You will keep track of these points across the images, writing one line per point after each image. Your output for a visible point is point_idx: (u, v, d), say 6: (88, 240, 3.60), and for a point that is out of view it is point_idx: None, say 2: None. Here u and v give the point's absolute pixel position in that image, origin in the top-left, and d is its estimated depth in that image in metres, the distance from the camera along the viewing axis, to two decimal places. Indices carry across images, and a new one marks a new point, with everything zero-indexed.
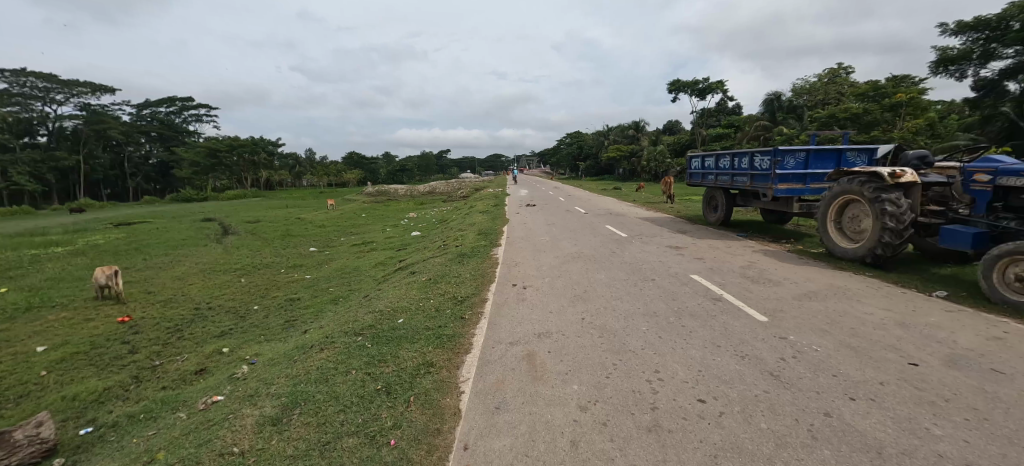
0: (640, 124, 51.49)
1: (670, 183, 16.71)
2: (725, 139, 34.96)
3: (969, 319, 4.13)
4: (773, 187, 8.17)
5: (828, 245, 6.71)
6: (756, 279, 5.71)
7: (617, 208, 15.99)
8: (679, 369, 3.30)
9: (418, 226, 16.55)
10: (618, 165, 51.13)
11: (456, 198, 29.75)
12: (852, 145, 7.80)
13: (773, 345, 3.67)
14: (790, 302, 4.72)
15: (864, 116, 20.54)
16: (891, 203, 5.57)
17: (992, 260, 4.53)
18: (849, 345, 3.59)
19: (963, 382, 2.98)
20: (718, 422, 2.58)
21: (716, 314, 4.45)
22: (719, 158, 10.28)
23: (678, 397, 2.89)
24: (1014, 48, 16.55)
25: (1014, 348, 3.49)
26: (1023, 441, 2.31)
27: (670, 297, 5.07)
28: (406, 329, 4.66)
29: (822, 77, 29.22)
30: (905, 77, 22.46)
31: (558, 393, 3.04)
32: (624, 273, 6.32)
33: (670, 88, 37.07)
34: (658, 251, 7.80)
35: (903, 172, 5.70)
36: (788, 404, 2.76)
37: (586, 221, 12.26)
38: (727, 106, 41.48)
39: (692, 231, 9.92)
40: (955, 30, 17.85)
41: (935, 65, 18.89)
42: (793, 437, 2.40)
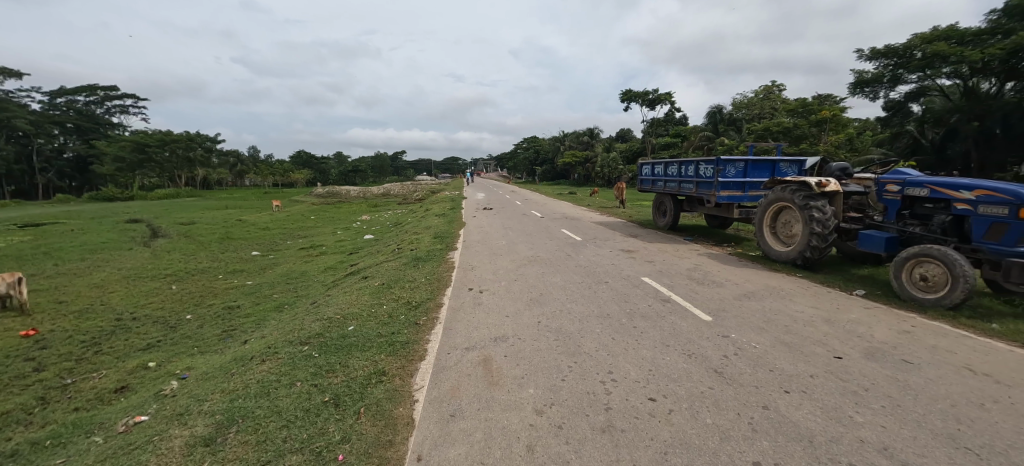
0: (594, 131, 53.11)
1: (623, 189, 17.33)
2: (673, 148, 36.82)
3: (883, 314, 4.59)
4: (716, 193, 8.66)
5: (764, 248, 7.21)
6: (701, 280, 6.02)
7: (572, 212, 16.35)
8: (631, 369, 3.39)
9: (371, 230, 16.00)
10: (573, 170, 52.45)
11: (411, 201, 29.13)
12: (784, 157, 8.49)
13: (716, 343, 3.87)
14: (731, 302, 5.02)
15: (794, 130, 22.39)
16: (818, 210, 6.11)
17: (900, 262, 5.07)
18: (783, 342, 3.86)
19: (879, 372, 3.29)
20: (667, 419, 2.67)
21: (665, 315, 4.64)
22: (667, 166, 10.78)
23: (630, 397, 2.96)
24: (916, 75, 18.79)
25: (919, 340, 3.91)
26: (929, 425, 2.58)
27: (623, 300, 5.22)
28: (357, 336, 4.46)
29: (758, 93, 31.60)
30: (828, 96, 24.82)
31: (513, 398, 3.01)
32: (579, 276, 6.45)
33: (622, 97, 38.57)
34: (612, 254, 8.04)
35: (828, 182, 6.27)
36: (730, 399, 2.91)
37: (542, 225, 12.42)
38: (674, 117, 43.86)
39: (643, 235, 10.31)
40: (870, 56, 19.95)
41: (854, 87, 21.07)
42: (735, 431, 2.53)
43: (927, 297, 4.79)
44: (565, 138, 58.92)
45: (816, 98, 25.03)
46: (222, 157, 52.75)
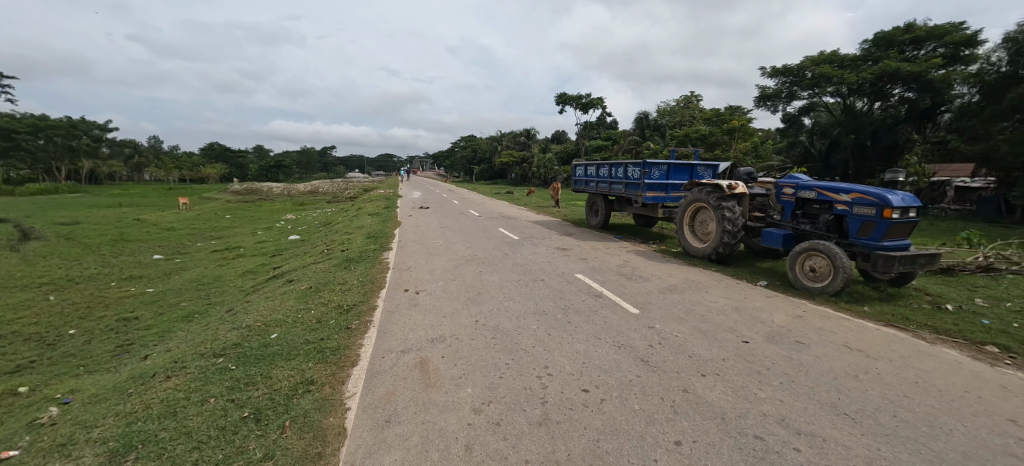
0: (530, 132, 54.26)
1: (558, 189, 17.91)
2: (604, 151, 38.68)
3: (781, 302, 5.21)
4: (642, 194, 9.25)
5: (684, 246, 7.84)
6: (630, 276, 6.40)
7: (509, 211, 16.59)
8: (566, 363, 3.52)
9: (297, 230, 14.92)
10: (510, 170, 53.15)
11: (341, 199, 27.67)
12: (701, 161, 9.29)
13: (643, 334, 4.14)
14: (655, 295, 5.40)
15: (710, 137, 24.30)
16: (729, 211, 6.79)
17: (793, 256, 5.79)
18: (700, 330, 4.24)
19: (778, 352, 3.73)
20: (599, 408, 2.80)
21: (597, 309, 4.87)
22: (599, 167, 11.30)
23: (565, 390, 3.07)
24: (807, 92, 21.61)
25: (809, 323, 4.50)
26: (816, 396, 2.97)
27: (557, 296, 5.39)
28: (281, 345, 4.14)
29: (680, 102, 33.71)
30: (737, 107, 27.60)
31: (451, 398, 2.98)
32: (516, 274, 6.55)
33: (557, 100, 39.82)
34: (547, 252, 8.27)
35: (737, 185, 6.97)
36: (655, 384, 3.13)
37: (479, 224, 12.43)
38: (605, 121, 46.23)
39: (577, 234, 10.73)
40: (771, 73, 22.54)
41: (759, 100, 23.65)
42: (659, 414, 2.72)
43: (813, 286, 5.54)
44: (502, 138, 59.44)
45: (727, 109, 27.72)
46: (114, 147, 46.17)
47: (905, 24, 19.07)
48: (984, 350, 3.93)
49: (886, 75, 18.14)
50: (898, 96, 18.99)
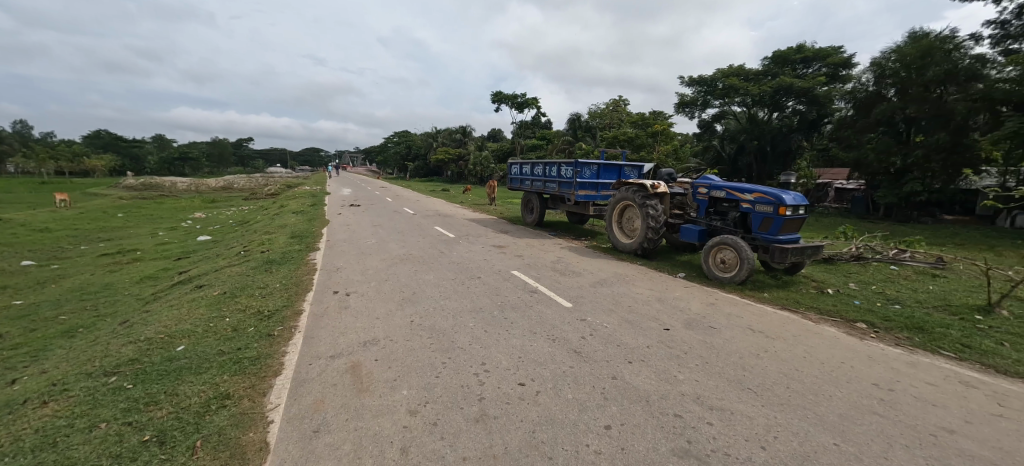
0: (466, 130, 53.97)
1: (494, 187, 18.05)
2: (539, 150, 39.63)
3: (697, 291, 5.73)
4: (575, 193, 9.64)
5: (613, 242, 8.31)
6: (564, 271, 6.64)
7: (445, 209, 16.40)
8: (502, 358, 3.57)
9: (207, 230, 13.46)
10: (446, 168, 52.48)
11: (261, 196, 25.50)
12: (628, 162, 9.88)
13: (576, 326, 4.33)
14: (587, 289, 5.67)
15: (635, 140, 26.04)
16: (652, 208, 7.32)
17: (707, 249, 6.39)
18: (627, 320, 4.54)
19: (695, 337, 4.11)
20: (534, 400, 2.89)
21: (532, 304, 5.01)
22: (533, 166, 11.56)
23: (501, 384, 3.12)
24: (719, 101, 23.90)
25: (719, 309, 5.01)
26: (726, 374, 3.32)
27: (494, 293, 5.45)
28: (191, 358, 3.73)
29: (608, 105, 35.59)
30: (659, 112, 29.75)
31: (385, 402, 2.90)
32: (452, 272, 6.51)
33: (493, 98, 40.04)
34: (484, 250, 8.32)
35: (659, 184, 7.53)
36: (586, 374, 3.29)
37: (415, 222, 12.15)
38: (540, 121, 47.43)
39: (513, 231, 10.90)
40: (688, 83, 24.55)
41: (678, 106, 25.67)
42: (591, 401, 2.87)
43: (722, 276, 6.17)
44: (438, 134, 58.46)
45: (651, 113, 29.75)
46: None
47: (796, 45, 21.83)
48: (855, 326, 4.65)
49: (782, 89, 20.85)
50: (791, 108, 21.74)
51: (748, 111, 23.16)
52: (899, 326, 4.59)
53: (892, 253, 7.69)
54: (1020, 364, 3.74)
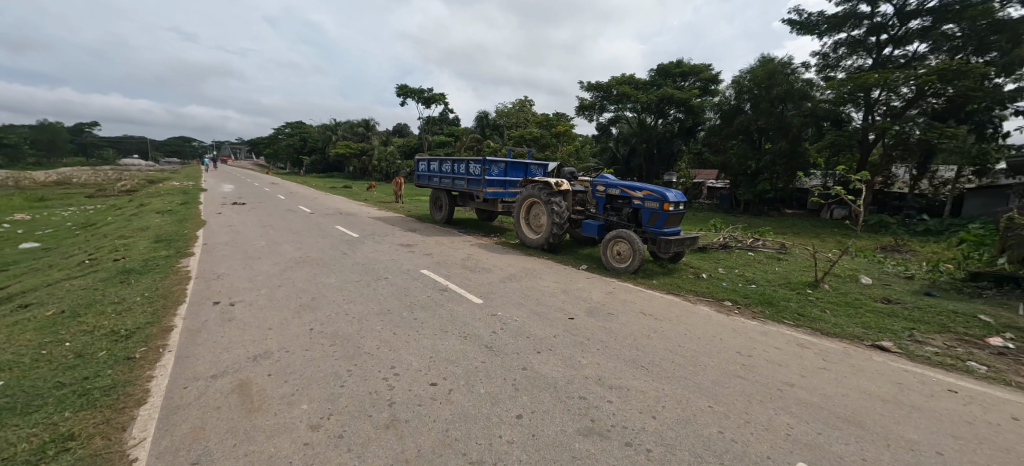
0: (370, 123, 51.11)
1: (401, 183, 17.43)
2: (447, 146, 39.21)
3: (597, 282, 6.22)
4: (484, 190, 9.76)
5: (521, 237, 8.61)
6: (474, 268, 6.70)
7: (347, 206, 15.39)
8: (413, 359, 3.49)
9: (31, 235, 10.76)
10: (348, 163, 49.18)
11: (110, 192, 21.20)
12: (533, 161, 10.31)
13: (487, 322, 4.40)
14: (497, 284, 5.80)
15: (540, 139, 27.19)
16: (556, 205, 7.75)
17: (605, 242, 6.97)
18: (535, 312, 4.75)
19: (595, 324, 4.46)
20: (447, 399, 2.88)
21: (443, 303, 4.96)
22: (441, 163, 11.41)
23: (412, 387, 3.05)
24: (613, 106, 26.12)
25: (616, 297, 5.50)
26: (622, 355, 3.66)
27: (403, 293, 5.29)
28: (12, 395, 2.96)
29: (515, 105, 36.63)
30: (562, 114, 31.47)
31: (283, 420, 2.64)
32: (357, 274, 6.15)
33: (398, 92, 38.48)
34: (391, 249, 8.00)
35: (562, 182, 7.99)
36: (498, 367, 3.37)
37: (312, 222, 11.20)
38: (448, 118, 46.97)
39: (422, 229, 10.67)
40: (587, 88, 26.41)
41: (579, 110, 27.49)
42: (503, 394, 2.95)
43: (617, 267, 6.79)
44: (337, 127, 54.42)
45: (554, 115, 31.34)
46: None
47: (676, 60, 24.81)
48: (723, 304, 5.48)
49: (665, 98, 23.55)
50: (673, 116, 24.64)
51: (638, 117, 25.69)
52: (754, 301, 5.53)
53: (748, 242, 9.22)
54: (835, 326, 4.78)
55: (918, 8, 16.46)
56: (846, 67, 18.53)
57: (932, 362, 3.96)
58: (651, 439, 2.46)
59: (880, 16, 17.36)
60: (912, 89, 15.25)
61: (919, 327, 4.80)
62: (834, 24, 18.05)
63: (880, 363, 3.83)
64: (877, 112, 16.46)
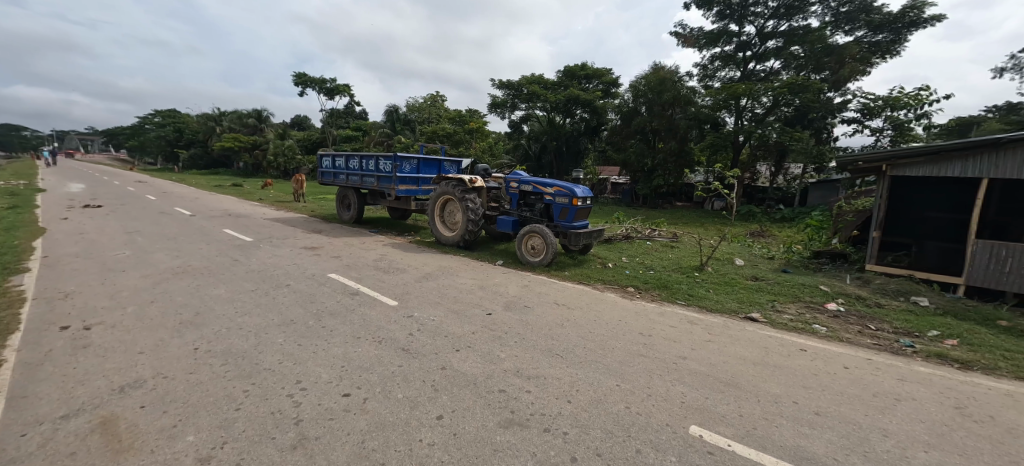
0: (262, 114, 45.94)
1: (302, 181, 16.00)
2: (355, 141, 36.89)
3: (514, 276, 6.36)
4: (395, 188, 9.37)
5: (437, 235, 8.46)
6: (387, 269, 6.41)
7: (236, 207, 13.65)
8: (322, 371, 3.23)
9: None
10: (236, 158, 43.65)
11: None
12: (447, 158, 10.17)
13: (403, 324, 4.24)
14: (413, 285, 5.62)
15: (454, 136, 26.92)
16: (471, 202, 7.74)
17: (520, 237, 7.16)
18: (453, 310, 4.71)
19: (512, 318, 4.56)
20: (362, 409, 2.71)
21: (354, 308, 4.66)
22: (348, 159, 10.70)
23: (323, 400, 2.81)
24: (524, 105, 26.91)
25: (532, 290, 5.68)
26: (539, 346, 3.80)
27: (308, 301, 4.86)
28: None
29: (426, 99, 35.78)
30: (475, 111, 31.53)
31: (161, 457, 2.25)
32: (252, 283, 5.50)
33: (295, 80, 35.11)
34: (293, 253, 7.30)
35: (475, 179, 8.00)
36: (416, 370, 3.28)
37: (193, 225, 9.73)
38: (354, 111, 44.18)
39: (329, 230, 9.91)
40: (499, 85, 26.84)
41: (491, 107, 27.86)
42: (422, 396, 2.88)
43: (532, 260, 7.00)
44: (222, 117, 48.00)
45: (468, 111, 31.28)
46: None
47: (580, 63, 26.35)
48: (627, 290, 5.99)
49: (571, 98, 24.89)
50: (579, 115, 26.13)
51: (548, 116, 26.78)
52: (653, 286, 6.13)
53: (647, 232, 10.18)
54: (716, 302, 5.51)
55: (772, 31, 19.59)
56: (721, 77, 21.36)
57: (787, 327, 4.78)
58: (567, 422, 2.59)
59: (745, 35, 20.31)
60: (770, 100, 18.53)
61: (777, 299, 5.76)
62: (711, 39, 20.66)
63: (751, 332, 4.51)
64: (745, 117, 19.40)
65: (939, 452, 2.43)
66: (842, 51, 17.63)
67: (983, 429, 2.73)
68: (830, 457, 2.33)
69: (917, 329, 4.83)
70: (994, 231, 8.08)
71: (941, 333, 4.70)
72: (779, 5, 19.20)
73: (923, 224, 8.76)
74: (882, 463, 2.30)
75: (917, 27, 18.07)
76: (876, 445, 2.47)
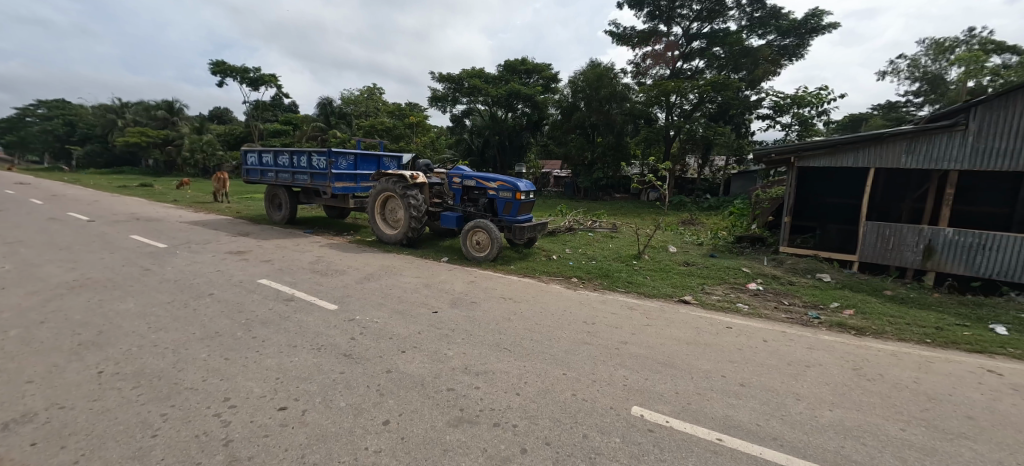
0: (174, 106, 41.36)
1: (224, 180, 14.66)
2: (284, 136, 34.36)
3: (460, 273, 6.30)
4: (331, 185, 8.86)
5: (378, 234, 8.15)
6: (325, 272, 6.05)
7: (144, 210, 12.18)
8: (255, 385, 2.97)
9: None
10: (144, 155, 38.97)
11: None
12: (386, 153, 9.80)
13: (344, 329, 4.04)
14: (354, 287, 5.37)
15: (393, 130, 26.02)
16: (412, 198, 7.52)
17: (465, 233, 7.09)
18: (397, 310, 4.56)
19: (459, 314, 4.52)
20: (301, 422, 2.52)
21: (289, 315, 4.36)
22: (276, 155, 9.95)
23: (256, 416, 2.58)
24: (466, 98, 26.67)
25: (479, 286, 5.66)
26: (488, 341, 3.80)
27: (235, 310, 4.45)
28: None
29: (363, 92, 34.28)
30: (415, 105, 30.74)
31: None
32: (167, 294, 4.93)
33: (212, 69, 31.99)
34: (216, 259, 6.66)
35: (417, 175, 7.77)
36: (359, 375, 3.13)
37: (91, 232, 8.54)
38: (282, 103, 41.22)
39: (258, 232, 9.16)
40: (439, 79, 26.43)
41: (432, 101, 27.51)
42: (367, 403, 2.75)
43: (476, 255, 6.98)
44: (125, 109, 42.60)
45: (407, 105, 30.36)
46: None
47: (520, 58, 26.58)
48: (571, 281, 6.17)
49: (513, 93, 25.10)
50: (521, 110, 26.36)
51: (490, 110, 26.71)
52: (595, 275, 6.36)
53: (588, 224, 10.53)
54: (653, 288, 5.85)
55: (697, 32, 21.03)
56: (653, 75, 22.54)
57: (715, 307, 5.20)
58: (516, 415, 2.61)
59: (673, 36, 21.60)
60: (696, 98, 19.87)
61: (707, 282, 6.23)
62: (642, 38, 21.73)
63: (684, 314, 4.84)
64: (675, 113, 20.48)
65: (840, 409, 2.77)
66: (756, 53, 19.36)
67: (875, 386, 3.15)
68: (754, 423, 2.56)
69: (822, 302, 5.47)
70: (879, 214, 9.33)
71: (841, 305, 5.36)
72: (702, 8, 20.63)
73: (824, 209, 9.91)
74: (796, 423, 2.57)
75: (817, 33, 20.26)
76: (792, 408, 2.75)
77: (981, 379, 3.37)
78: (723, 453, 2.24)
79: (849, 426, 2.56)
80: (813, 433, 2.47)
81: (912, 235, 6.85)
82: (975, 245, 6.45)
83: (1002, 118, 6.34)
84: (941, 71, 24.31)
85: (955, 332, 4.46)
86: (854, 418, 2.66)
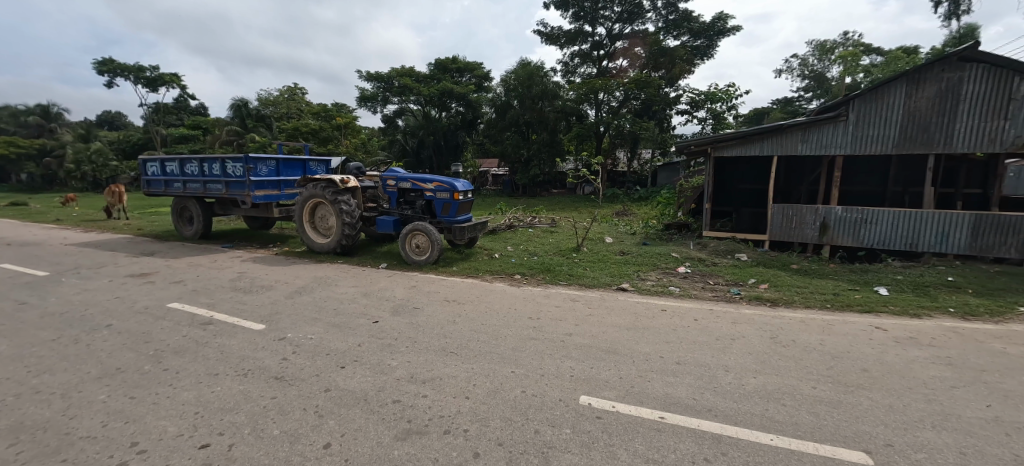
0: (51, 111, 35.67)
1: (119, 193, 12.90)
2: (192, 142, 31.02)
3: (400, 278, 6.10)
4: (251, 194, 8.09)
5: (308, 243, 7.63)
6: (249, 288, 5.54)
7: (14, 234, 10.36)
8: (170, 423, 2.63)
9: None
10: (12, 169, 33.17)
11: None
12: (312, 157, 9.24)
13: (274, 350, 3.71)
14: (283, 302, 4.97)
15: (320, 133, 24.55)
16: (345, 204, 7.14)
17: (403, 236, 6.86)
18: (333, 324, 4.29)
19: (402, 322, 4.34)
20: (229, 457, 2.27)
21: (207, 340, 3.92)
22: (183, 163, 8.94)
23: (173, 457, 2.29)
24: (398, 98, 26.00)
25: (420, 290, 5.50)
26: (435, 348, 3.68)
27: (142, 341, 3.92)
28: None
29: (283, 93, 32.06)
30: (343, 105, 29.28)
31: None
32: (52, 330, 4.21)
33: (97, 68, 28.03)
34: (115, 283, 5.84)
35: (348, 179, 7.34)
36: (293, 399, 2.88)
37: None
38: (186, 104, 37.26)
39: (166, 250, 8.16)
40: (368, 78, 25.54)
41: (361, 101, 26.49)
42: (304, 427, 2.54)
43: (416, 259, 6.77)
44: None
45: (334, 106, 28.81)
46: None
47: (451, 57, 26.32)
48: (513, 278, 6.23)
49: (446, 92, 24.95)
50: (455, 109, 26.20)
51: (423, 110, 26.15)
52: (537, 271, 6.45)
53: (528, 221, 10.68)
54: (593, 278, 6.08)
55: (619, 33, 22.13)
56: (581, 73, 23.38)
57: (649, 292, 5.52)
58: (467, 419, 2.56)
59: (598, 36, 22.55)
60: (622, 95, 20.99)
61: (642, 269, 6.59)
62: (569, 38, 22.47)
63: (622, 301, 5.09)
64: (603, 109, 21.46)
65: (762, 376, 3.05)
66: (673, 53, 20.78)
67: (789, 351, 3.51)
68: (691, 398, 2.73)
69: (741, 279, 6.01)
70: (783, 196, 10.43)
71: (757, 280, 5.93)
72: (622, 10, 21.73)
73: (738, 194, 10.91)
74: (727, 393, 2.79)
75: (723, 34, 22.19)
76: (722, 380, 2.98)
77: (871, 335, 3.90)
78: (665, 430, 2.37)
79: (771, 389, 2.83)
80: (742, 400, 2.69)
81: (810, 214, 7.77)
82: (859, 219, 7.45)
83: (873, 109, 7.37)
84: (824, 69, 27.79)
85: (847, 297, 5.12)
86: (774, 383, 2.93)
